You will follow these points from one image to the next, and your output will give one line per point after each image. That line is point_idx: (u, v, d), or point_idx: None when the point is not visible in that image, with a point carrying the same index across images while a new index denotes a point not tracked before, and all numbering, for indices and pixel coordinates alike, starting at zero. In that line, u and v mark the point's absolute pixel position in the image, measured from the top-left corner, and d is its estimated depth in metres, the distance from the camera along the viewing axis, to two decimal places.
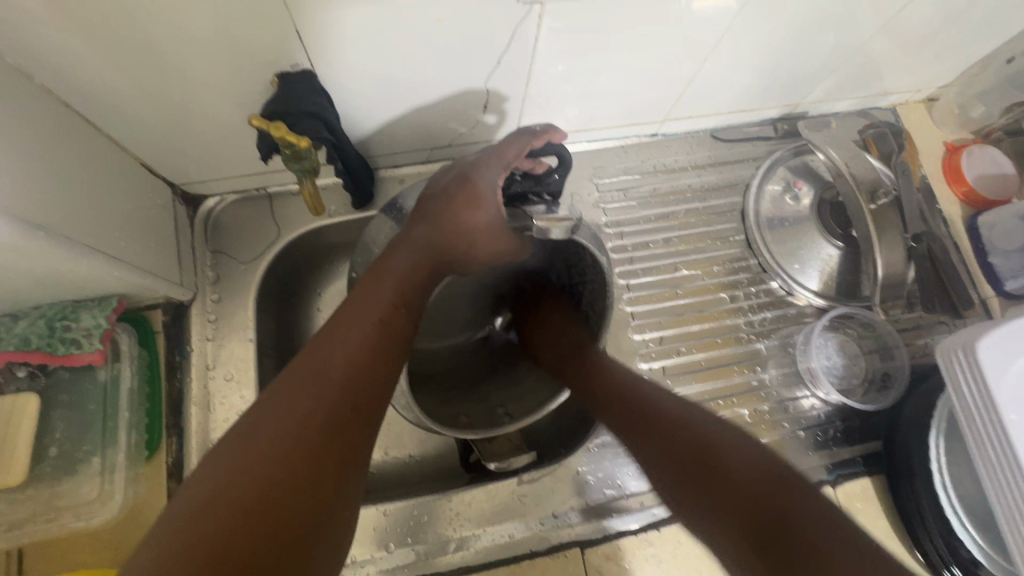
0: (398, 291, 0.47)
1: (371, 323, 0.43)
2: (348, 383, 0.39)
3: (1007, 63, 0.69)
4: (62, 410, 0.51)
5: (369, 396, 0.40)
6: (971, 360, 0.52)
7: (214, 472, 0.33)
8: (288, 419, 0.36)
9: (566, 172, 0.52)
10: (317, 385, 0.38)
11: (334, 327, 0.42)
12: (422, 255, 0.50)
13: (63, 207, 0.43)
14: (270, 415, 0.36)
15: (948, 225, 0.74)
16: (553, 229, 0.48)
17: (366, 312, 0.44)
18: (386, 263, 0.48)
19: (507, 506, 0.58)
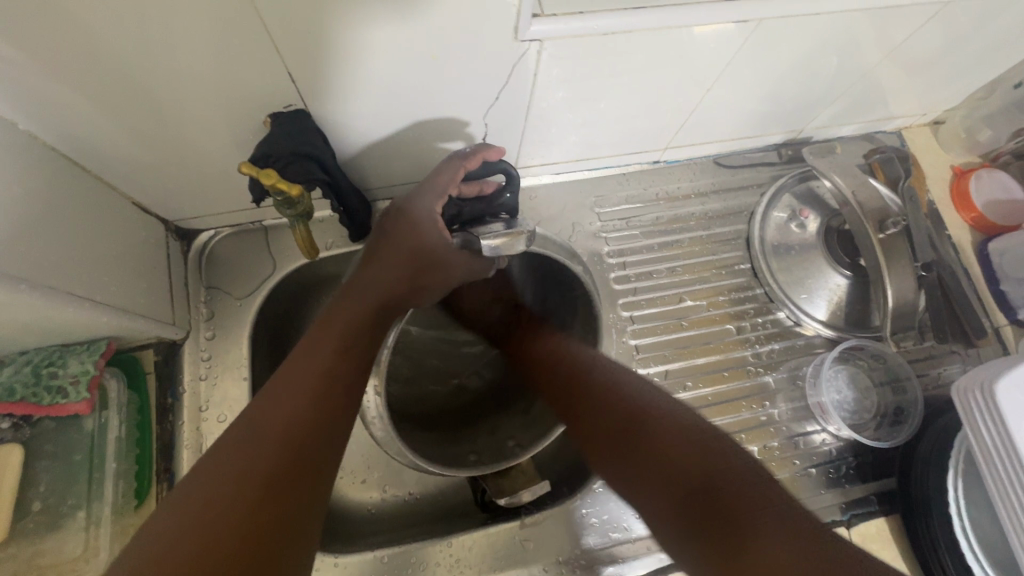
0: (346, 337, 0.46)
1: (317, 373, 0.43)
2: (287, 440, 0.39)
3: (1014, 88, 0.68)
4: (47, 460, 0.49)
5: (312, 449, 0.40)
6: (990, 400, 0.50)
7: (148, 546, 0.33)
8: (224, 485, 0.36)
9: (516, 188, 0.56)
10: (252, 445, 0.38)
11: (276, 383, 0.42)
12: (375, 297, 0.50)
13: (47, 255, 0.42)
14: (205, 481, 0.36)
15: (957, 251, 0.72)
16: (513, 242, 0.50)
17: (309, 364, 0.43)
18: (337, 308, 0.48)
19: (508, 551, 0.56)
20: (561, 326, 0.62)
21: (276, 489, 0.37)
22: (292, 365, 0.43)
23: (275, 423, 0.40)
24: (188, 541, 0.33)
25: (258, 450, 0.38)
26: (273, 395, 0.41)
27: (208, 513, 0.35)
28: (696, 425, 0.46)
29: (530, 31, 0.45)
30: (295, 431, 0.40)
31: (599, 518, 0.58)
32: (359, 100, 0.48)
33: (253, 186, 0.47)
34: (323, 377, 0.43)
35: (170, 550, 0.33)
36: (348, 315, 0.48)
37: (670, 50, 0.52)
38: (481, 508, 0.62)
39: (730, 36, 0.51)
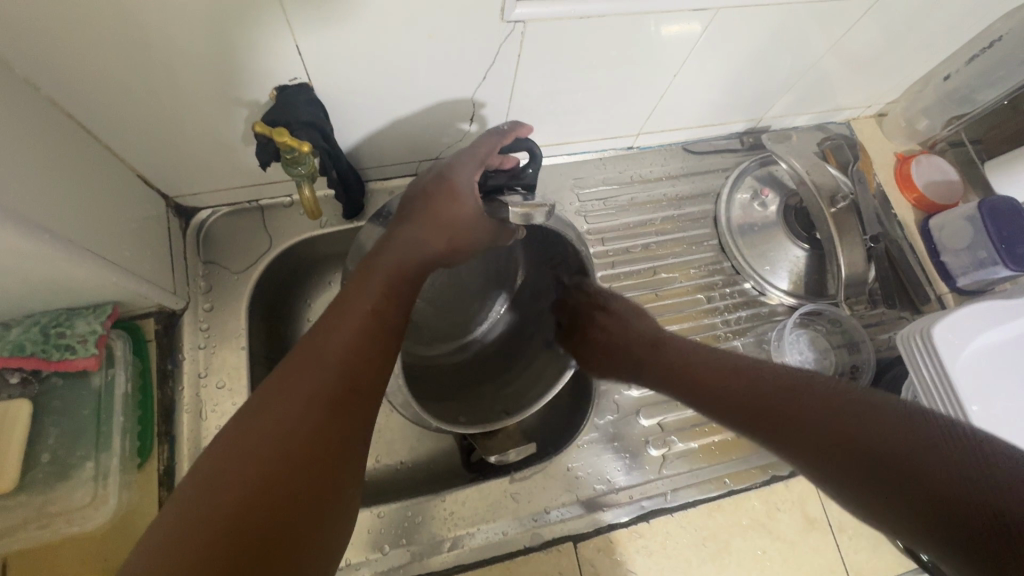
0: (391, 284, 0.48)
1: (369, 311, 0.44)
2: (345, 368, 0.41)
3: (945, 81, 0.76)
4: (54, 417, 0.51)
5: (367, 384, 0.42)
6: (930, 345, 0.55)
7: (222, 456, 0.35)
8: (288, 413, 0.37)
9: (540, 165, 0.58)
10: (313, 371, 0.39)
11: (331, 317, 0.44)
12: (412, 255, 0.50)
13: (65, 213, 0.44)
14: (272, 402, 0.38)
15: (903, 228, 0.80)
16: (532, 214, 0.54)
17: (359, 303, 0.45)
18: (377, 261, 0.49)
19: (499, 504, 0.59)
20: (558, 300, 0.66)
21: (336, 416, 0.39)
22: (344, 305, 0.45)
23: (331, 357, 0.41)
24: (266, 457, 0.35)
25: (315, 381, 0.39)
26: (328, 330, 0.42)
27: (276, 437, 0.36)
28: (782, 374, 0.49)
29: (515, 13, 0.49)
30: (351, 365, 0.41)
31: (584, 471, 0.62)
32: (358, 77, 0.52)
33: (263, 147, 0.50)
34: (374, 316, 0.44)
35: (239, 469, 0.34)
36: (388, 267, 0.48)
37: (639, 40, 0.57)
38: (468, 470, 0.65)
39: (694, 28, 0.57)
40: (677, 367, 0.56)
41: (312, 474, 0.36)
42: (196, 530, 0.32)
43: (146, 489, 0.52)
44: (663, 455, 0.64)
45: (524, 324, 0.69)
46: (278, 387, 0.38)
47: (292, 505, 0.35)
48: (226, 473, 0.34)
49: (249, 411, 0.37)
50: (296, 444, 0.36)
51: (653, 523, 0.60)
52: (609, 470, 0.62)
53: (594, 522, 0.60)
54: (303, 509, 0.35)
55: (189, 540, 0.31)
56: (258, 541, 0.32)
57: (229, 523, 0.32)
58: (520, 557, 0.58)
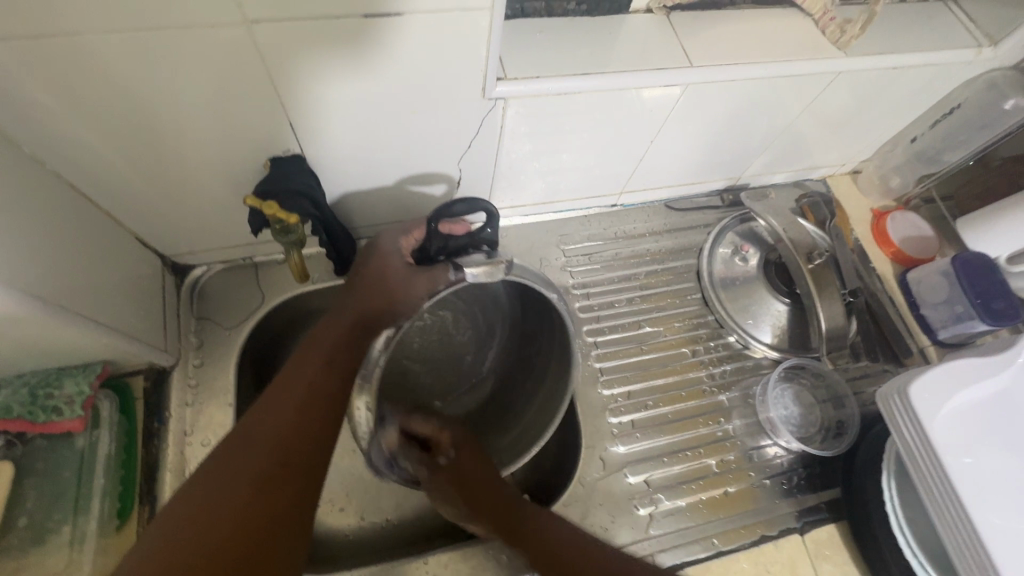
0: (329, 355, 0.53)
1: (303, 390, 0.50)
2: (277, 441, 0.46)
3: (912, 142, 0.80)
4: (35, 478, 0.51)
5: (295, 457, 0.46)
6: (907, 404, 0.56)
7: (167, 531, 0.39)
8: (226, 490, 0.42)
9: (498, 225, 0.56)
10: (247, 448, 0.45)
11: (269, 398, 0.49)
12: (350, 319, 0.57)
13: (63, 278, 0.46)
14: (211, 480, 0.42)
15: (882, 281, 0.81)
16: (491, 272, 0.52)
17: (298, 379, 0.51)
18: (320, 334, 0.56)
19: (482, 567, 0.58)
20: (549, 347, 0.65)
21: (267, 486, 0.43)
22: (280, 391, 0.50)
23: (265, 436, 0.46)
24: (200, 530, 0.39)
25: (251, 458, 0.44)
26: (263, 413, 0.48)
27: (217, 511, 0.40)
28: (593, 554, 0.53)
29: (495, 91, 0.53)
30: (279, 440, 0.46)
31: None
32: (349, 147, 0.55)
33: (253, 216, 0.52)
34: (308, 390, 0.50)
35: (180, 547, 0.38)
36: (329, 336, 0.55)
37: (618, 110, 0.61)
38: (466, 524, 0.66)
39: (666, 99, 0.61)
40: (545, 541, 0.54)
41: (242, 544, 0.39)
42: None
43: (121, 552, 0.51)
44: (650, 514, 0.63)
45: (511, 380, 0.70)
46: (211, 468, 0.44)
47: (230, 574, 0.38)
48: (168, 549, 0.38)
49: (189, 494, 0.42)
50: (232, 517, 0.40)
51: None
52: (596, 530, 0.61)
53: None
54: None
55: None
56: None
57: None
58: None
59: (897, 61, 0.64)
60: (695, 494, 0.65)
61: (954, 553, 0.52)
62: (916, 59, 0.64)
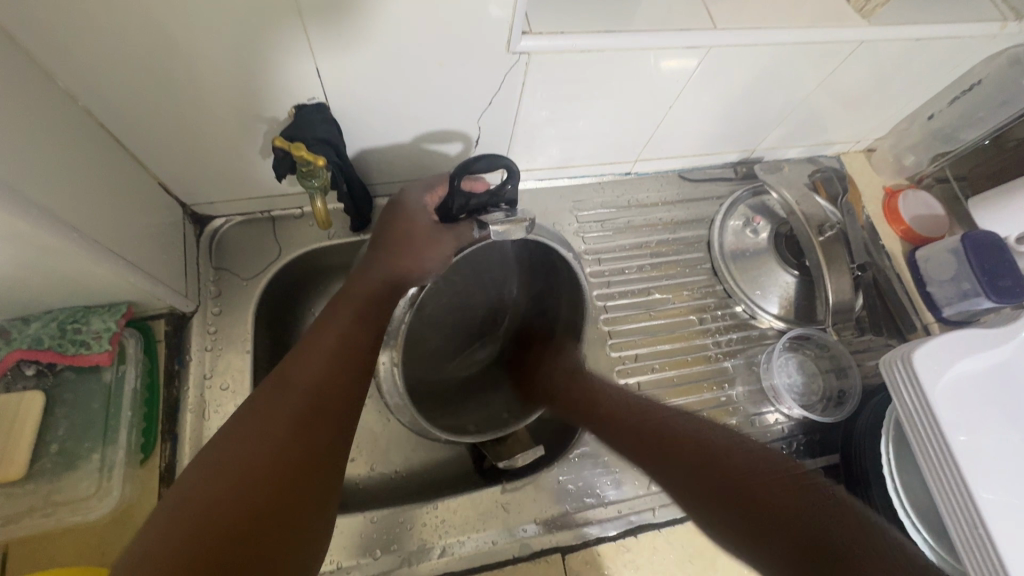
0: (358, 310, 0.55)
1: (335, 343, 0.52)
2: (313, 389, 0.48)
3: (929, 120, 0.80)
4: (65, 409, 0.53)
5: (331, 404, 0.49)
6: (911, 370, 0.57)
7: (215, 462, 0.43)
8: (266, 431, 0.45)
9: (517, 182, 0.56)
10: (281, 395, 0.47)
11: (303, 347, 0.51)
12: (381, 277, 0.58)
13: (91, 212, 0.47)
14: (252, 420, 0.45)
15: (890, 258, 0.82)
16: (512, 231, 0.56)
17: (330, 331, 0.53)
18: (347, 292, 0.57)
19: (489, 514, 0.60)
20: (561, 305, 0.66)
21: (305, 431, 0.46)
22: (311, 346, 0.51)
23: (299, 384, 0.48)
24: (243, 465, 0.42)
25: (285, 407, 0.46)
26: (297, 362, 0.50)
27: (252, 455, 0.43)
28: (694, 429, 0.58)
29: (521, 45, 0.53)
30: (316, 388, 0.49)
31: (574, 484, 0.63)
32: (372, 99, 0.56)
33: (281, 159, 0.53)
34: (339, 344, 0.52)
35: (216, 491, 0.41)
36: (359, 293, 0.57)
37: (638, 73, 0.61)
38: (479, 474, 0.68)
39: (687, 63, 0.61)
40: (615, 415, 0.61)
41: (285, 482, 0.43)
42: (184, 518, 0.39)
43: (147, 484, 0.54)
44: None
45: (517, 346, 0.72)
46: (251, 409, 0.46)
47: (258, 520, 0.41)
48: (203, 490, 0.41)
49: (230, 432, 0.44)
50: (267, 465, 0.43)
51: (640, 539, 0.61)
52: (599, 484, 0.63)
53: (579, 535, 0.60)
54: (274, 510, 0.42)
55: (180, 524, 0.38)
56: (231, 541, 0.39)
57: (211, 540, 0.38)
58: (509, 566, 0.58)
59: (922, 33, 0.64)
60: None
61: (947, 514, 0.54)
62: (940, 31, 0.64)
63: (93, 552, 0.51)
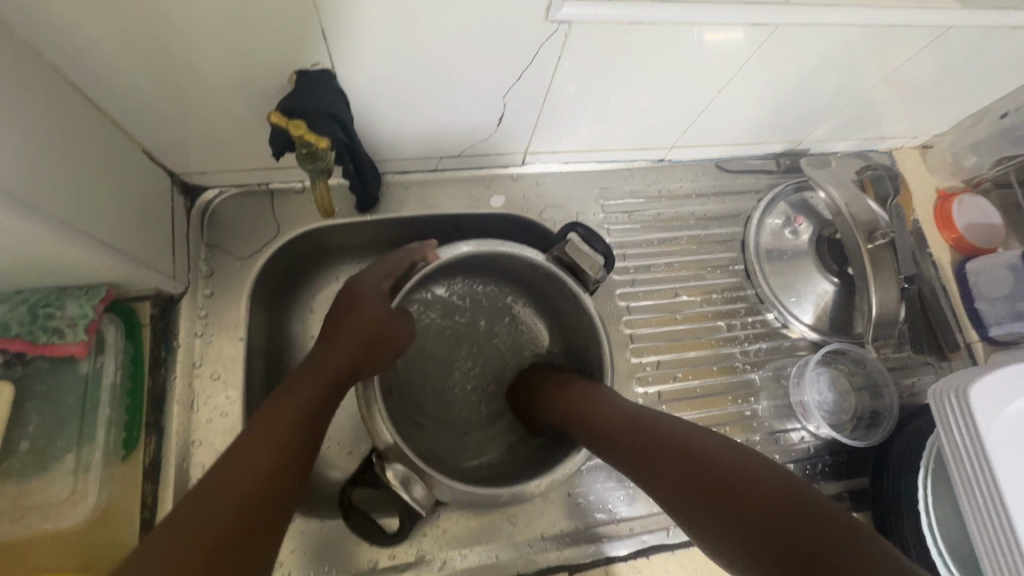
0: (317, 396, 0.46)
1: (278, 426, 0.42)
2: (250, 487, 0.38)
3: (1000, 118, 0.72)
4: (37, 402, 0.49)
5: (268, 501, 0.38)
6: (964, 402, 0.52)
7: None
8: (181, 540, 0.33)
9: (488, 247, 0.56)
10: (212, 493, 0.36)
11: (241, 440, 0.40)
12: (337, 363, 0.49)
13: (58, 183, 0.41)
14: (176, 521, 0.34)
15: (937, 269, 0.76)
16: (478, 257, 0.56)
17: (281, 415, 0.43)
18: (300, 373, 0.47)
19: (494, 527, 0.56)
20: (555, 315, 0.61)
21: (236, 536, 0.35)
22: (256, 428, 0.42)
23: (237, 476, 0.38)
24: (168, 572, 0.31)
25: (215, 506, 0.36)
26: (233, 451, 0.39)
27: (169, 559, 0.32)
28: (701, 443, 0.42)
29: (561, 12, 0.46)
30: (254, 486, 0.38)
31: (587, 498, 0.59)
32: (386, 66, 0.49)
33: (277, 135, 0.46)
34: (269, 468, 0.39)
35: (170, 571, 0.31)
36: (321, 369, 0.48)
37: (684, 51, 0.53)
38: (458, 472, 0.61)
39: (743, 41, 0.53)
40: (616, 424, 0.47)
41: None
42: None
43: (130, 482, 0.50)
44: None
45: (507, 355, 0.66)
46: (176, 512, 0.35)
47: None
48: None
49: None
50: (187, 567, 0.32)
51: (652, 560, 0.57)
52: (612, 499, 0.59)
53: (589, 554, 0.57)
54: None
55: None
56: None
57: None
58: None
59: (1011, 21, 0.55)
60: None
61: (986, 560, 0.50)
62: None
63: (72, 552, 0.47)
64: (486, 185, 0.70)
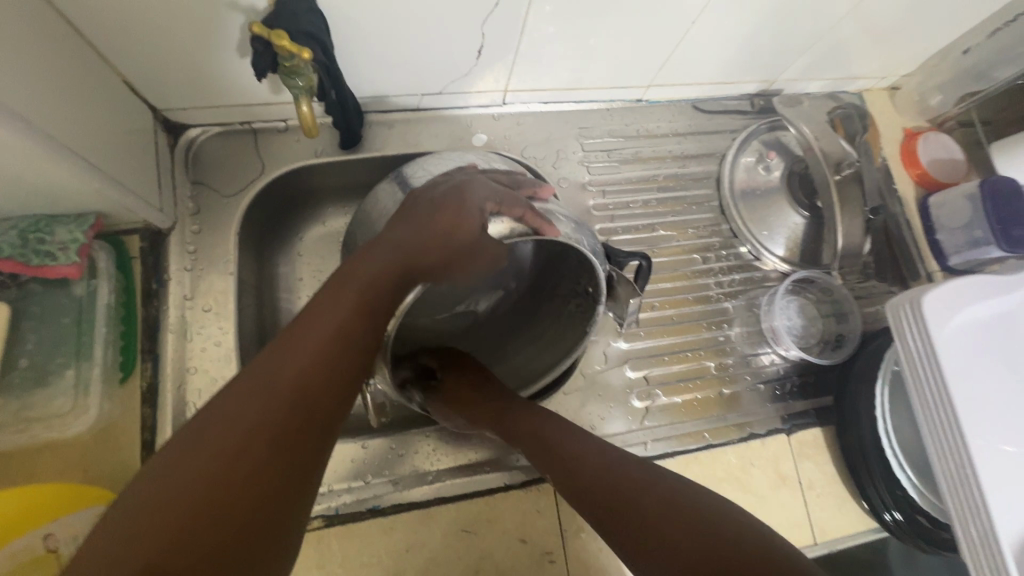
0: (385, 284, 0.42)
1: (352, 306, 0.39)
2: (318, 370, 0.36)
3: (964, 54, 0.75)
4: (33, 324, 0.50)
5: (330, 392, 0.36)
6: (918, 311, 0.56)
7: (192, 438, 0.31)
8: (246, 404, 0.32)
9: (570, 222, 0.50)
10: (280, 362, 0.35)
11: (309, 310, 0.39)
12: (410, 256, 0.43)
13: (46, 100, 0.42)
14: (243, 389, 0.33)
15: (902, 204, 0.79)
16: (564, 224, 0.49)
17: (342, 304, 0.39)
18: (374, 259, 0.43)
19: (483, 443, 0.59)
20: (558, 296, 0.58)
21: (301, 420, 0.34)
22: (327, 301, 0.39)
23: (303, 350, 0.36)
24: (233, 432, 0.31)
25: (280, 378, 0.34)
26: (301, 322, 0.38)
27: (232, 432, 0.31)
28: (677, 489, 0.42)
29: None
30: (322, 368, 0.36)
31: (568, 418, 0.62)
32: None
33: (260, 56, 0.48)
34: (311, 372, 0.35)
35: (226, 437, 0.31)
36: (392, 259, 0.43)
37: None
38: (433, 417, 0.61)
39: None
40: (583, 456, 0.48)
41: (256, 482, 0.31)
42: (124, 539, 0.27)
43: (128, 404, 0.52)
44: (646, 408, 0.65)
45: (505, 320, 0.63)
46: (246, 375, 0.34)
47: (206, 526, 0.28)
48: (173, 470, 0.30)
49: (167, 465, 0.30)
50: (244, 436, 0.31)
51: None
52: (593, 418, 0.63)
53: None
54: (243, 505, 0.30)
55: (116, 544, 0.27)
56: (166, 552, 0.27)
57: (153, 552, 0.27)
58: (501, 494, 0.57)
59: None
60: (691, 393, 0.67)
61: (934, 454, 0.54)
62: None
63: (74, 468, 0.50)
64: (467, 125, 0.71)
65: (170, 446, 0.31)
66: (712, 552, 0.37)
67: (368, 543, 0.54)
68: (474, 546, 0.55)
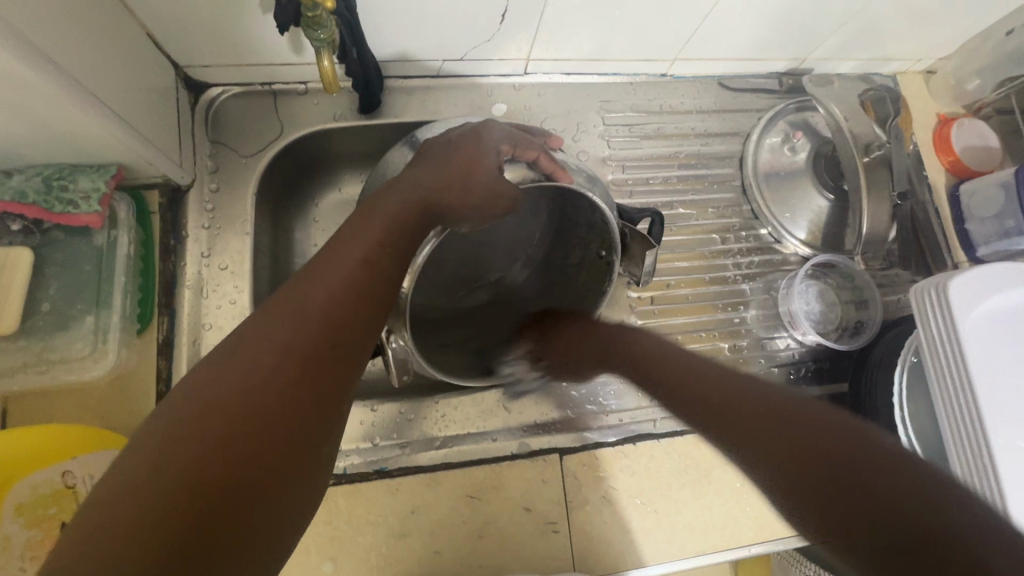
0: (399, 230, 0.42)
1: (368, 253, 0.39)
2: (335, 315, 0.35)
3: (1007, 37, 0.72)
4: (54, 271, 0.51)
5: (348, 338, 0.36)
6: (943, 296, 0.54)
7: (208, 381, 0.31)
8: (262, 348, 0.32)
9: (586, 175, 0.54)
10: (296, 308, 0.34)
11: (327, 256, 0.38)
12: (425, 198, 0.44)
13: (72, 45, 0.42)
14: (260, 333, 0.33)
15: (931, 192, 0.77)
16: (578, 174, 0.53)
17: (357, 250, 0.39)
18: (388, 203, 0.43)
19: (492, 412, 0.60)
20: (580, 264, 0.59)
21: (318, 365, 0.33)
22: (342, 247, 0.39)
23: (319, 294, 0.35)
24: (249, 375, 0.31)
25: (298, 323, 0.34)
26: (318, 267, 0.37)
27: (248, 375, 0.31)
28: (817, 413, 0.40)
29: None
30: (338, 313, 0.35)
31: (578, 392, 0.62)
32: None
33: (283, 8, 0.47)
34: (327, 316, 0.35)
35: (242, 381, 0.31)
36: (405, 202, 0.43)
37: None
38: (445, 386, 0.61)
39: None
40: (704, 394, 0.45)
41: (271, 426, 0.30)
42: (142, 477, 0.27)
43: (144, 356, 0.53)
44: None
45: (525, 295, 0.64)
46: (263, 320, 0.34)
47: (223, 467, 0.28)
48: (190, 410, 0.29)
49: (187, 402, 0.30)
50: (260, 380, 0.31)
51: (639, 446, 0.60)
52: (602, 393, 0.62)
53: (579, 438, 0.60)
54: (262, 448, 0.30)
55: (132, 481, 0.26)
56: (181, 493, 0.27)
57: (170, 491, 0.26)
58: (507, 462, 0.57)
59: None
60: None
61: (952, 442, 0.53)
62: None
63: (92, 415, 0.51)
64: (488, 95, 0.70)
65: (204, 362, 0.32)
66: (878, 500, 0.33)
67: (374, 503, 0.54)
68: (479, 511, 0.56)
